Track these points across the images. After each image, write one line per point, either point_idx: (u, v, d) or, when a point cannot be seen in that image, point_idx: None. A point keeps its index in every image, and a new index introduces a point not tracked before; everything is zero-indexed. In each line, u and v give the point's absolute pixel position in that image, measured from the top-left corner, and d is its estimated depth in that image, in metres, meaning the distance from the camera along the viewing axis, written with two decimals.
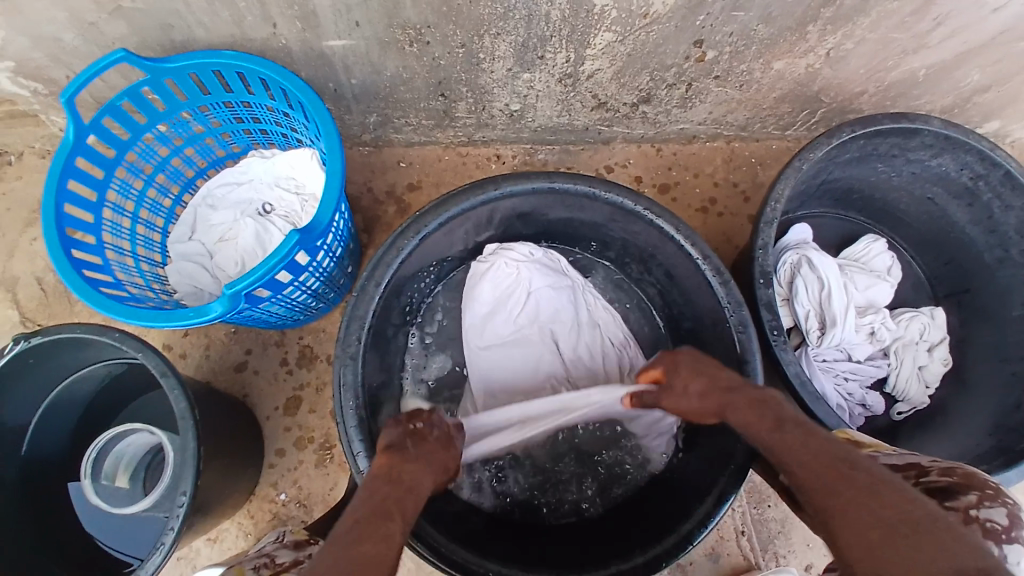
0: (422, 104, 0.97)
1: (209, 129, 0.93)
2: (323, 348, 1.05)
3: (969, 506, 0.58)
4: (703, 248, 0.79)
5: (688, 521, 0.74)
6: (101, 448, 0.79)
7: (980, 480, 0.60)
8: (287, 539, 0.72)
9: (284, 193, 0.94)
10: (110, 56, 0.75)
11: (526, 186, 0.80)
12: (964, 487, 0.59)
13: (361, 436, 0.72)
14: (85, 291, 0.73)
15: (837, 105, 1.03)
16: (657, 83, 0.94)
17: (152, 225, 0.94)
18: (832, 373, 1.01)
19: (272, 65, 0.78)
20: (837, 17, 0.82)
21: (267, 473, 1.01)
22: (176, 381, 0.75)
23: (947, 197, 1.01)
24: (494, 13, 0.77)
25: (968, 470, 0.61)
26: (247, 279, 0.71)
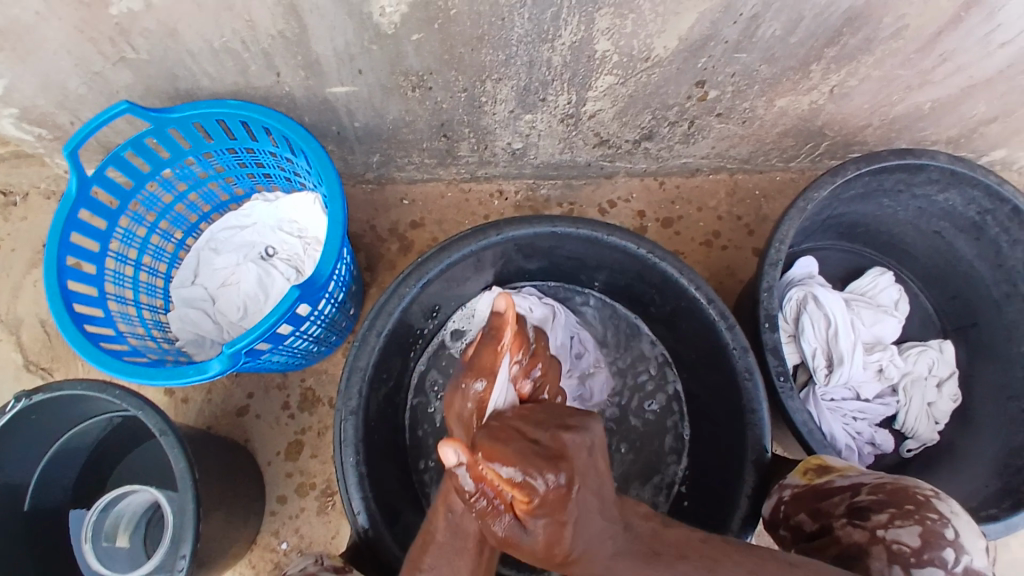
0: (425, 144, 0.97)
1: (212, 174, 0.94)
2: (325, 391, 1.04)
3: (881, 525, 0.65)
4: (709, 292, 0.78)
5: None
6: (101, 511, 0.81)
7: (904, 494, 0.67)
8: (327, 562, 0.70)
9: (286, 236, 0.95)
10: (113, 109, 0.77)
11: (528, 230, 0.79)
12: (885, 504, 0.66)
13: (361, 493, 0.72)
14: (83, 347, 0.75)
15: (841, 138, 1.02)
16: (659, 121, 0.94)
17: (155, 271, 0.95)
18: (840, 413, 0.99)
19: (275, 115, 0.80)
20: (840, 56, 0.82)
21: (269, 521, 1.00)
22: (176, 440, 0.75)
23: (953, 231, 1.00)
24: (496, 59, 0.77)
25: (895, 484, 0.68)
26: (246, 338, 0.73)
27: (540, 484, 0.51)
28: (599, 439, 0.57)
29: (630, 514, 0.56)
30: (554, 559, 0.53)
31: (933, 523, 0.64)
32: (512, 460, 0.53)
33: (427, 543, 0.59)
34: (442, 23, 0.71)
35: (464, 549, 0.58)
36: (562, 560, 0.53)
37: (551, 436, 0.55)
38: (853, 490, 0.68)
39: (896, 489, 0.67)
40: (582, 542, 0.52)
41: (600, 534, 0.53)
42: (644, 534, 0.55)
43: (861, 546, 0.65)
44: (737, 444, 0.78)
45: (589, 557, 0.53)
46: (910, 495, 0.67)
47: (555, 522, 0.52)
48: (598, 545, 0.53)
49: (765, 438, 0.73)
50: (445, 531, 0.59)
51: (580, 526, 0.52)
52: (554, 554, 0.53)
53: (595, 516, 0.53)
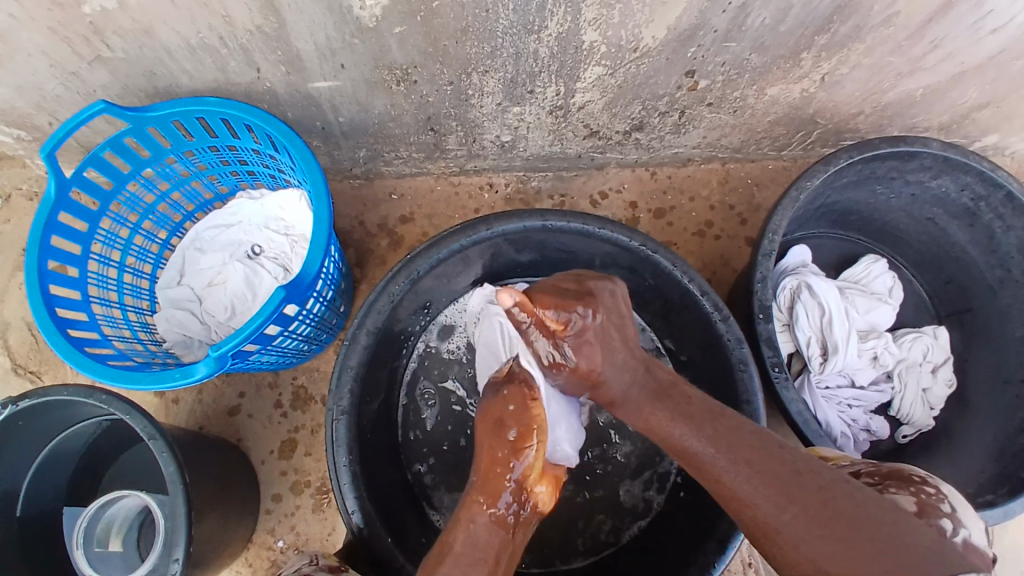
0: (413, 138, 0.95)
1: (194, 173, 0.93)
2: (317, 389, 1.03)
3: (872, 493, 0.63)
4: (702, 284, 0.78)
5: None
6: (92, 516, 0.80)
7: (900, 473, 0.65)
8: (322, 562, 0.72)
9: (273, 234, 0.94)
10: (89, 109, 0.76)
11: (517, 224, 0.78)
12: (879, 481, 0.64)
13: (355, 493, 0.71)
14: (68, 352, 0.75)
15: (833, 125, 1.01)
16: (650, 111, 0.93)
17: (139, 272, 0.94)
18: (835, 401, 0.99)
19: (256, 112, 0.78)
20: (831, 44, 0.81)
21: (265, 519, 0.99)
22: (165, 444, 0.74)
23: (947, 218, 1.00)
24: (481, 52, 0.76)
25: (894, 468, 0.66)
26: (232, 340, 0.72)
27: (577, 323, 0.66)
28: (621, 295, 0.70)
29: (654, 366, 0.68)
30: (588, 380, 0.67)
31: (928, 496, 0.61)
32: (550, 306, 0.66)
33: (446, 553, 0.59)
34: (424, 16, 0.69)
35: (483, 559, 0.59)
36: (594, 381, 0.67)
37: (578, 283, 0.69)
38: (850, 474, 0.67)
39: (890, 470, 0.65)
40: (611, 366, 0.67)
41: (623, 364, 0.67)
42: (662, 380, 0.66)
43: None
44: None
45: (612, 380, 0.67)
46: (905, 476, 0.64)
47: (588, 353, 0.66)
48: (620, 378, 0.67)
49: (761, 430, 0.73)
50: (465, 541, 0.60)
51: (608, 357, 0.67)
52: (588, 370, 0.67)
53: (619, 350, 0.67)
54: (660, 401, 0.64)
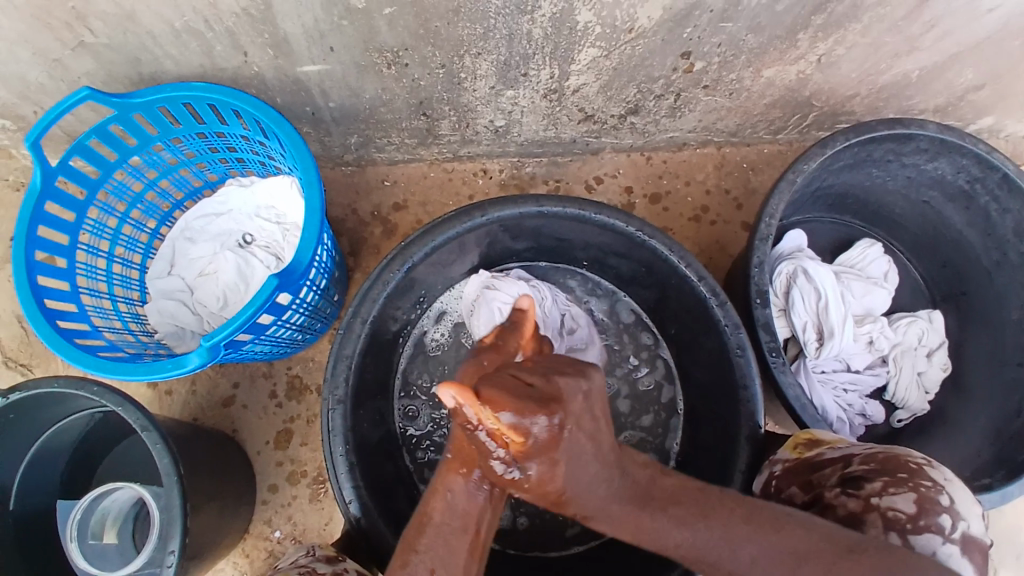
0: (404, 123, 0.94)
1: (182, 160, 0.92)
2: (312, 378, 1.02)
3: (872, 493, 0.63)
4: (699, 269, 0.77)
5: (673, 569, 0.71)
6: (86, 508, 0.80)
7: (896, 462, 0.65)
8: (319, 553, 0.69)
9: (264, 222, 0.93)
10: (74, 96, 0.74)
11: (512, 210, 0.77)
12: (878, 473, 0.64)
13: (352, 482, 0.71)
14: (57, 343, 0.74)
15: (829, 108, 1.00)
16: (645, 94, 0.92)
17: (128, 263, 0.93)
18: (831, 385, 1.00)
19: (244, 97, 0.77)
20: (827, 24, 0.80)
21: (261, 510, 0.99)
22: (159, 436, 0.73)
23: (942, 200, 1.00)
24: (473, 33, 0.75)
25: (889, 453, 0.66)
26: (226, 330, 0.71)
27: (537, 430, 0.48)
28: (594, 386, 0.53)
29: (628, 462, 0.55)
30: (549, 498, 0.52)
31: (927, 490, 0.62)
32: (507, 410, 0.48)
33: (424, 524, 0.54)
34: None
35: (463, 528, 0.54)
36: (557, 499, 0.52)
37: (541, 381, 0.51)
38: (844, 460, 0.67)
39: (888, 461, 0.64)
40: (578, 485, 0.51)
41: (592, 484, 0.52)
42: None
43: (855, 516, 0.63)
44: (730, 419, 0.78)
45: (583, 500, 0.52)
46: (902, 463, 0.65)
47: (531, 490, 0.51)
48: (592, 498, 0.52)
49: (758, 414, 0.74)
50: (444, 511, 0.54)
51: (574, 465, 0.50)
52: (546, 492, 0.51)
53: (590, 461, 0.51)
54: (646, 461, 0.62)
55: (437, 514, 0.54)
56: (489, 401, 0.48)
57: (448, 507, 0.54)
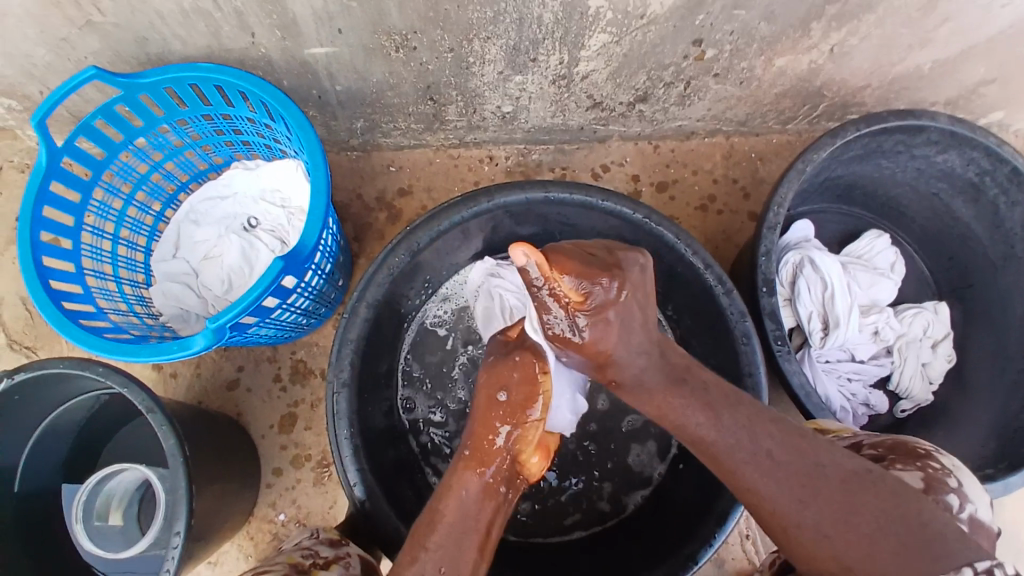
0: (411, 108, 0.93)
1: (188, 142, 0.91)
2: (317, 363, 1.03)
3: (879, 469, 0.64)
4: (706, 258, 0.77)
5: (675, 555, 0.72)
6: (91, 490, 0.80)
7: (904, 446, 0.65)
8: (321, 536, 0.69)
9: (269, 206, 0.92)
10: (79, 75, 0.73)
11: (520, 197, 0.77)
12: (885, 455, 0.65)
13: (358, 465, 0.71)
14: (63, 325, 0.74)
15: (840, 99, 0.99)
16: (655, 82, 0.91)
17: (134, 244, 0.93)
18: (835, 374, 1.00)
19: (250, 78, 0.76)
20: (842, 13, 0.79)
21: (265, 493, 1.00)
22: (165, 417, 0.74)
23: (951, 194, 0.99)
24: (483, 17, 0.74)
25: (897, 441, 0.66)
26: (231, 312, 0.71)
27: (600, 293, 0.59)
28: (645, 261, 0.64)
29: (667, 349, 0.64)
30: (598, 359, 0.63)
31: (935, 471, 0.62)
32: (569, 275, 0.59)
33: (435, 522, 0.58)
34: None
35: (474, 529, 0.58)
36: (603, 360, 0.63)
37: (603, 254, 0.62)
38: (852, 445, 0.68)
39: (896, 444, 0.65)
40: (625, 348, 0.62)
41: (637, 348, 0.63)
42: (676, 365, 0.63)
43: None
44: None
45: (624, 363, 0.63)
46: (910, 449, 0.65)
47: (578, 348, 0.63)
48: (629, 368, 0.63)
49: (763, 402, 0.74)
50: (456, 510, 0.59)
51: (623, 333, 0.62)
52: (598, 351, 0.62)
53: (637, 330, 0.63)
54: (679, 388, 0.62)
55: (448, 513, 0.59)
56: (560, 266, 0.59)
57: (457, 499, 0.60)
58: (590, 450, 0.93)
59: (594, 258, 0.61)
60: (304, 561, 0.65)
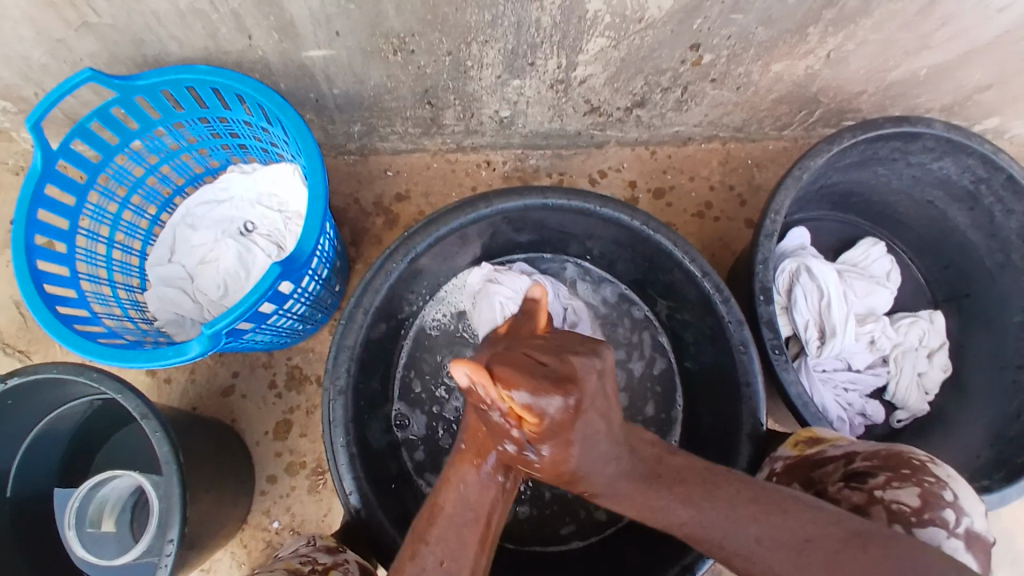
0: (409, 112, 0.93)
1: (184, 145, 0.91)
2: (312, 369, 1.02)
3: (876, 487, 0.63)
4: (703, 265, 0.76)
5: (677, 563, 0.73)
6: (84, 497, 0.79)
7: (898, 458, 0.65)
8: (318, 543, 0.68)
9: (266, 210, 0.92)
10: (76, 77, 0.73)
11: (518, 201, 0.76)
12: (880, 469, 0.64)
13: (353, 474, 0.70)
14: (56, 328, 0.73)
15: (836, 105, 1.00)
16: (652, 87, 0.91)
17: (128, 249, 0.92)
18: (832, 384, 0.99)
19: (248, 82, 0.76)
20: (838, 19, 0.79)
21: (259, 500, 0.98)
22: (159, 424, 0.73)
23: (947, 200, 0.99)
24: (482, 20, 0.74)
25: (891, 450, 0.66)
26: (228, 317, 0.70)
27: (554, 409, 0.47)
28: (606, 364, 0.51)
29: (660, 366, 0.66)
30: (562, 476, 0.53)
31: (930, 485, 0.62)
32: (521, 390, 0.46)
33: (435, 514, 0.53)
34: None
35: (475, 520, 0.53)
36: (569, 477, 0.53)
37: (553, 360, 0.49)
38: (847, 457, 0.67)
39: (891, 456, 0.65)
40: (590, 462, 0.52)
41: (606, 456, 0.53)
42: None
43: (860, 509, 0.63)
44: (732, 416, 0.78)
45: (593, 475, 0.53)
46: (904, 459, 0.65)
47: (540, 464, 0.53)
48: (600, 475, 0.53)
49: (761, 412, 0.73)
50: (456, 501, 0.54)
51: (589, 445, 0.51)
52: (560, 471, 0.52)
53: (603, 437, 0.52)
54: (653, 477, 0.55)
55: (448, 505, 0.54)
56: (501, 379, 0.47)
57: (456, 490, 0.54)
58: None
59: (551, 348, 0.52)
60: (304, 569, 0.65)
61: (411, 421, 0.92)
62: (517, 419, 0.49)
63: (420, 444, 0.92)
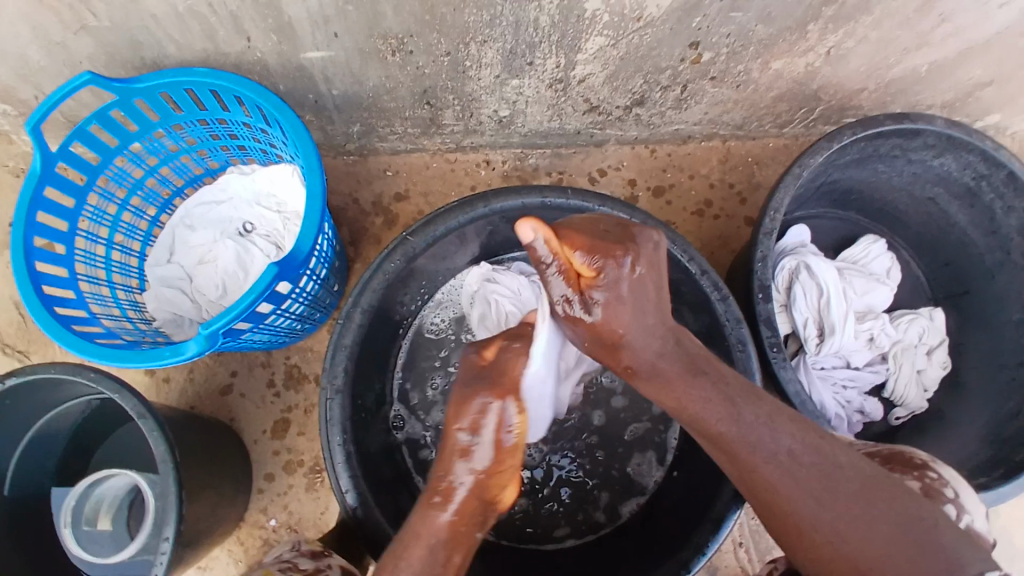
0: (408, 112, 0.93)
1: (183, 147, 0.91)
2: (311, 368, 1.02)
3: None
4: (702, 263, 0.77)
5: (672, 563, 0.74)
6: (80, 494, 0.80)
7: (902, 456, 0.65)
8: (303, 548, 0.68)
9: (265, 211, 0.92)
10: (75, 80, 0.73)
11: (516, 201, 0.76)
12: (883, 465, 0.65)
13: (350, 473, 0.70)
14: (55, 329, 0.73)
15: (836, 102, 0.99)
16: (652, 86, 0.91)
17: (128, 249, 0.92)
18: (830, 381, 0.99)
19: (247, 83, 0.76)
20: (838, 16, 0.79)
21: (257, 498, 0.99)
22: (155, 423, 0.73)
23: (947, 198, 0.99)
24: (480, 20, 0.74)
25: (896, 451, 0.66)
26: (226, 317, 0.70)
27: (611, 270, 0.56)
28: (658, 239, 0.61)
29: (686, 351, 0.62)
30: (607, 341, 0.59)
31: (932, 480, 0.62)
32: (582, 245, 0.56)
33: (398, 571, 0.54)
34: None
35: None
36: (614, 345, 0.59)
37: (616, 227, 0.60)
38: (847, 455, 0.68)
39: (892, 453, 0.65)
40: (637, 330, 0.58)
41: (653, 331, 0.59)
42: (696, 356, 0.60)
43: None
44: None
45: (638, 347, 0.59)
46: (906, 457, 0.65)
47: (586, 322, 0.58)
48: (645, 351, 0.59)
49: None
50: (422, 559, 0.54)
51: (638, 316, 0.58)
52: (607, 336, 0.58)
53: (652, 312, 0.59)
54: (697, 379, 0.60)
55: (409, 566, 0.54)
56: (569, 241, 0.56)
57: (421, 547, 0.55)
58: (597, 457, 0.92)
59: (607, 229, 0.59)
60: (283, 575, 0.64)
61: (410, 421, 0.92)
62: (574, 276, 0.57)
63: (421, 445, 0.91)
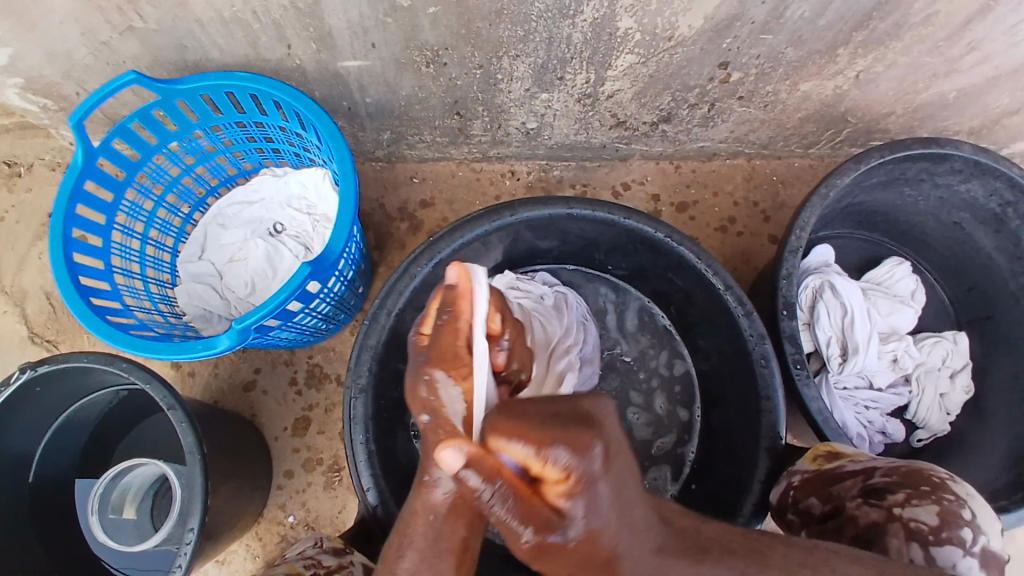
0: (437, 122, 0.95)
1: (220, 148, 0.94)
2: (333, 368, 1.04)
3: (894, 504, 0.65)
4: (726, 278, 0.77)
5: None
6: (108, 483, 0.81)
7: (918, 475, 0.66)
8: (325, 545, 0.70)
9: (295, 212, 0.94)
10: (120, 79, 0.76)
11: (543, 212, 0.78)
12: (898, 485, 0.65)
13: (371, 471, 0.72)
14: (89, 320, 0.75)
15: (863, 125, 0.99)
16: (679, 103, 0.92)
17: (162, 245, 0.95)
18: (852, 402, 0.98)
19: (286, 89, 0.78)
20: (868, 41, 0.79)
21: (276, 495, 1.00)
22: (184, 414, 0.75)
23: (973, 223, 0.98)
24: (514, 35, 0.75)
25: (911, 467, 0.67)
26: (258, 314, 0.72)
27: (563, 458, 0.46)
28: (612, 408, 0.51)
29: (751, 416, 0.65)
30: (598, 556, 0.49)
31: (949, 504, 0.63)
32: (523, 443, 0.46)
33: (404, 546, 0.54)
34: None
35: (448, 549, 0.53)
36: (605, 558, 0.49)
37: (568, 405, 0.49)
38: (865, 473, 0.67)
39: (910, 471, 0.66)
40: (624, 534, 0.49)
41: (637, 536, 0.50)
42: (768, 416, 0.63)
43: (878, 526, 0.64)
44: (749, 430, 0.78)
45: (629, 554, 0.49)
46: (924, 476, 0.66)
47: (588, 536, 0.48)
48: (633, 548, 0.49)
49: (780, 425, 0.73)
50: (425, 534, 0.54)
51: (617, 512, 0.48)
52: (597, 550, 0.48)
53: (632, 506, 0.49)
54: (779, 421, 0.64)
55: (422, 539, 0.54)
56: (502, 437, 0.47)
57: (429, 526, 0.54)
58: None
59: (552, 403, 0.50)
60: (308, 572, 0.67)
61: None
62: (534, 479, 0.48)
63: None
